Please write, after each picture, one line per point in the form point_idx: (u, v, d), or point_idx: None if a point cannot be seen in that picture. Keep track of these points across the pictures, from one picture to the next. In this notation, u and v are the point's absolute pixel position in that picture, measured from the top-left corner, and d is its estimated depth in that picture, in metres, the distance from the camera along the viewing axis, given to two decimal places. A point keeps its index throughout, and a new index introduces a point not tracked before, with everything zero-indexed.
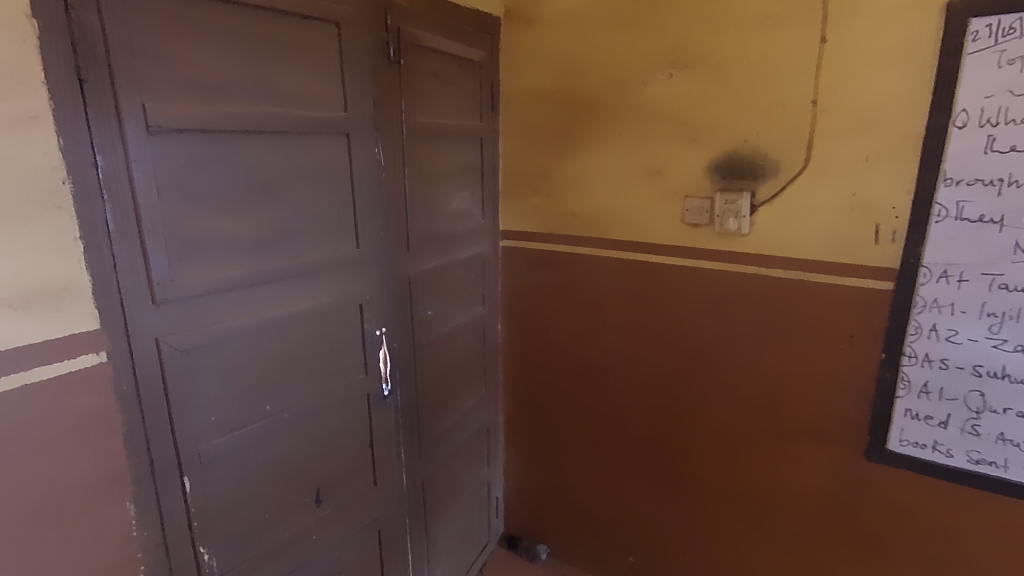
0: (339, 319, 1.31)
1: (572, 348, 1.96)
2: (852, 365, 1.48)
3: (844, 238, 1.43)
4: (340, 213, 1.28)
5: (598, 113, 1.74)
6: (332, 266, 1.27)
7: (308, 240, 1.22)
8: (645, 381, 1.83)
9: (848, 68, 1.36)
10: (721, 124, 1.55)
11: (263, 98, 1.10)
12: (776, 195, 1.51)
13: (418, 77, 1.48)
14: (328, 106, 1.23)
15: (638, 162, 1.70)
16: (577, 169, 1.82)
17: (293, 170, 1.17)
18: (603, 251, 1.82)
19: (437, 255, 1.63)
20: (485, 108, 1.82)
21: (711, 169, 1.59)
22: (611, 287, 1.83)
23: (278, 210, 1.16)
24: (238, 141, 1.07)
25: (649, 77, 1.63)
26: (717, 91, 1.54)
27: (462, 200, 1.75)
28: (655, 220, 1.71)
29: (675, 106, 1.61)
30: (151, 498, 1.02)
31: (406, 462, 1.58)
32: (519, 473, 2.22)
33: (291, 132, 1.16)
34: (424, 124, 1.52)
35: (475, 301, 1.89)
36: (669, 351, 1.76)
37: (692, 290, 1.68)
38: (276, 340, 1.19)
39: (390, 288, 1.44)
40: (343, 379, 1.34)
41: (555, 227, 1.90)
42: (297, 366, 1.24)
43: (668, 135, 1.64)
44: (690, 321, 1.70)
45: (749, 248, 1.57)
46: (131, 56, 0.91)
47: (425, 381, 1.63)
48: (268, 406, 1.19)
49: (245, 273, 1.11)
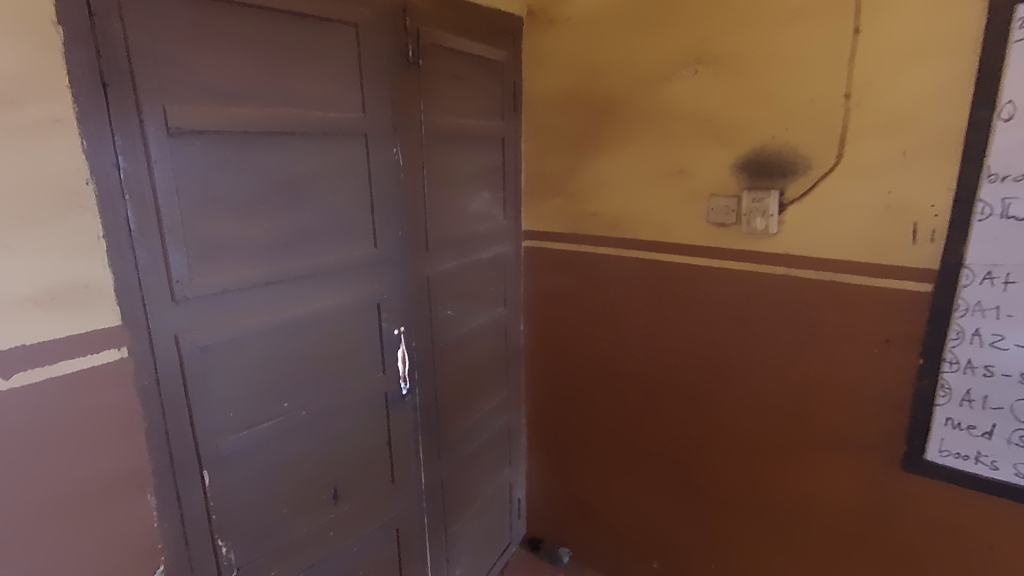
0: (357, 318, 1.32)
1: (595, 351, 1.93)
2: (888, 371, 1.41)
3: (879, 238, 1.37)
4: (358, 214, 1.29)
5: (621, 111, 1.71)
6: (350, 266, 1.28)
7: (326, 240, 1.24)
8: (669, 385, 1.78)
9: (883, 60, 1.29)
10: (748, 120, 1.50)
11: (281, 100, 1.12)
12: (807, 194, 1.45)
13: (438, 77, 1.48)
14: (346, 107, 1.24)
15: (662, 161, 1.67)
16: (600, 169, 1.79)
17: (311, 172, 1.19)
18: (626, 252, 1.78)
19: (457, 255, 1.63)
20: (507, 109, 1.81)
21: (738, 167, 1.54)
22: (634, 288, 1.79)
23: (296, 210, 1.17)
24: (257, 143, 1.09)
25: (673, 74, 1.59)
26: (744, 86, 1.49)
27: (483, 201, 1.74)
28: (679, 220, 1.66)
29: (700, 102, 1.57)
30: (171, 491, 1.05)
31: (424, 462, 1.59)
32: (542, 476, 2.20)
33: (309, 133, 1.17)
34: (444, 125, 1.52)
35: (497, 301, 1.88)
36: (694, 354, 1.71)
37: (718, 292, 1.63)
38: (294, 339, 1.20)
39: (409, 289, 1.44)
40: (361, 378, 1.35)
41: (578, 228, 1.87)
42: (315, 364, 1.25)
43: (692, 133, 1.60)
44: (716, 324, 1.65)
45: (778, 248, 1.51)
46: (153, 61, 0.94)
47: (444, 382, 1.63)
48: (286, 404, 1.21)
49: (264, 272, 1.13)
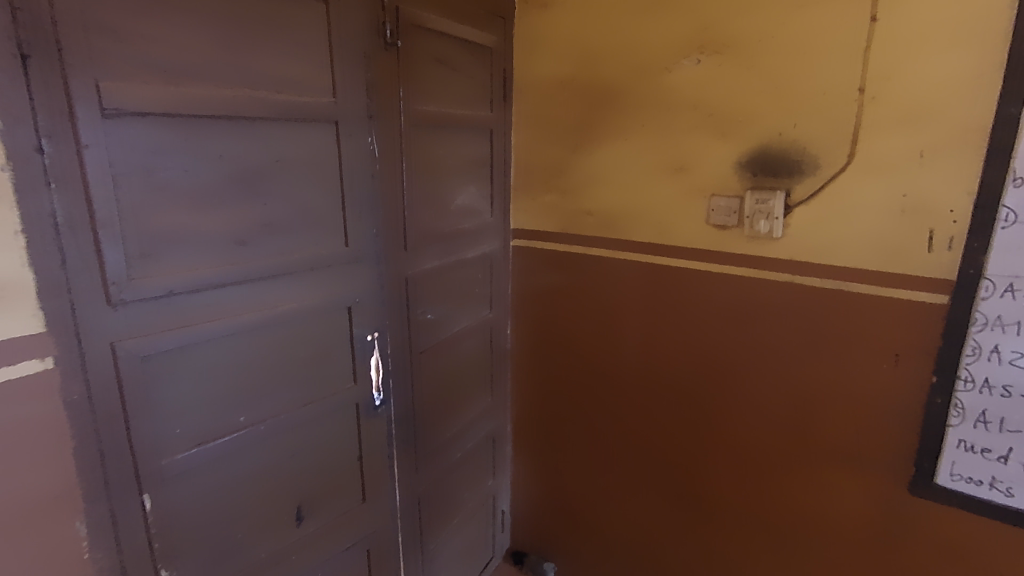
0: (326, 323, 1.21)
1: (585, 357, 1.83)
2: (898, 387, 1.32)
3: (892, 245, 1.27)
4: (328, 208, 1.18)
5: (619, 103, 1.60)
6: (319, 266, 1.17)
7: (292, 237, 1.12)
8: (664, 394, 1.69)
9: (903, 52, 1.19)
10: (754, 115, 1.40)
11: (240, 80, 1.00)
12: (814, 195, 1.35)
13: (420, 61, 1.35)
14: (315, 91, 1.11)
15: (660, 157, 1.56)
16: (594, 165, 1.69)
17: (274, 162, 1.07)
18: (621, 253, 1.68)
19: (439, 254, 1.52)
20: (496, 98, 1.70)
21: (741, 165, 1.44)
22: (629, 292, 1.69)
23: (257, 203, 1.06)
24: (210, 127, 0.97)
25: (674, 64, 1.49)
26: (751, 79, 1.39)
27: (470, 196, 1.63)
28: (677, 221, 1.56)
29: (703, 95, 1.46)
30: (106, 517, 0.93)
31: (400, 475, 1.48)
32: (527, 486, 2.10)
33: (272, 119, 1.05)
34: (427, 113, 1.40)
35: (482, 303, 1.77)
36: (691, 362, 1.62)
37: (718, 298, 1.53)
38: (253, 345, 1.09)
39: (385, 291, 1.33)
40: (330, 388, 1.24)
41: (570, 227, 1.77)
42: (277, 373, 1.14)
43: (693, 127, 1.49)
44: (715, 331, 1.56)
45: (782, 253, 1.41)
46: (83, 30, 0.81)
47: (424, 389, 1.53)
48: (242, 418, 1.09)
49: (219, 273, 1.01)
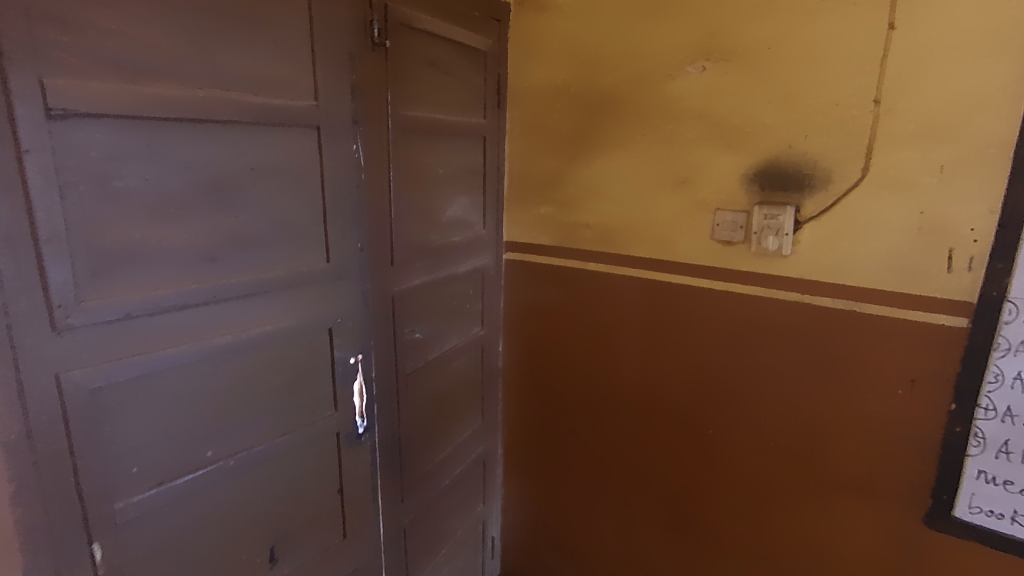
0: (305, 345, 1.11)
1: (581, 377, 1.75)
2: (913, 415, 1.25)
3: (908, 265, 1.20)
4: (308, 221, 1.07)
5: (619, 112, 1.53)
6: (297, 283, 1.07)
7: (268, 252, 1.02)
8: (663, 418, 1.60)
9: (921, 62, 1.13)
10: (762, 126, 1.33)
11: (211, 80, 0.90)
12: (827, 211, 1.27)
13: (409, 64, 1.26)
14: (295, 92, 1.01)
15: (663, 169, 1.48)
16: (593, 176, 1.61)
17: (248, 170, 0.97)
18: (620, 268, 1.60)
19: (428, 269, 1.42)
20: (490, 104, 1.61)
21: (749, 179, 1.36)
22: (628, 310, 1.61)
23: (230, 216, 0.95)
24: (174, 131, 0.86)
25: (678, 72, 1.42)
26: (760, 88, 1.32)
27: (461, 207, 1.54)
28: (680, 236, 1.49)
29: (708, 105, 1.39)
30: (47, 570, 0.82)
31: (384, 507, 1.37)
32: (519, 511, 2.00)
33: (247, 123, 0.95)
34: (417, 119, 1.31)
35: (474, 320, 1.68)
36: (692, 384, 1.53)
37: (722, 317, 1.45)
38: (222, 372, 0.98)
39: (370, 310, 1.23)
40: (309, 416, 1.14)
41: (567, 240, 1.69)
42: (250, 402, 1.04)
43: (698, 138, 1.42)
44: (718, 352, 1.48)
45: (791, 271, 1.34)
46: (25, 19, 0.71)
47: (410, 413, 1.42)
48: (209, 452, 0.99)
49: (183, 293, 0.90)
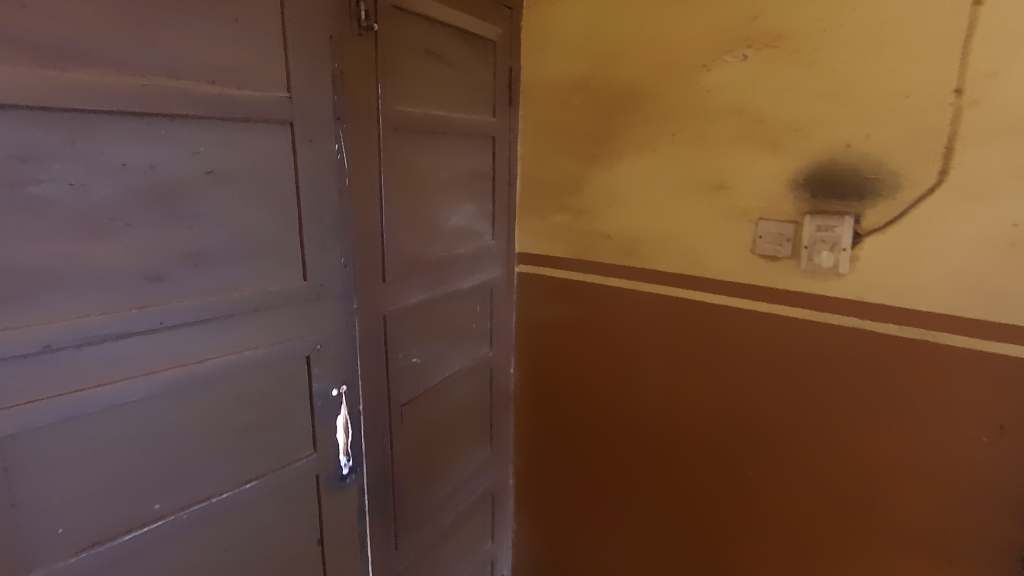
0: (276, 377, 0.95)
1: (599, 404, 1.57)
2: (1001, 468, 1.03)
3: (997, 287, 1.00)
4: (281, 233, 0.92)
5: (645, 108, 1.35)
6: (267, 306, 0.91)
7: (230, 271, 0.86)
8: (692, 453, 1.41)
9: (1018, 42, 0.93)
10: (814, 123, 1.14)
11: (155, 66, 0.75)
12: (894, 222, 1.07)
13: (404, 53, 1.10)
14: (264, 82, 0.86)
15: (696, 173, 1.30)
16: (615, 181, 1.43)
17: (205, 174, 0.81)
18: (645, 285, 1.42)
19: (426, 285, 1.26)
20: (500, 100, 1.45)
21: (797, 184, 1.17)
22: (654, 331, 1.42)
23: (181, 227, 0.80)
24: (106, 126, 0.72)
25: (714, 62, 1.24)
26: (811, 78, 1.13)
27: (466, 215, 1.38)
28: (716, 249, 1.30)
29: (749, 99, 1.20)
30: None
31: (374, 555, 1.21)
32: (531, 548, 1.82)
33: (203, 118, 0.80)
34: (413, 117, 1.15)
35: (481, 340, 1.51)
36: (724, 416, 1.35)
37: (762, 342, 1.26)
38: (173, 410, 0.83)
39: (356, 335, 1.07)
40: (282, 459, 0.98)
41: (585, 252, 1.51)
42: (209, 445, 0.88)
43: (736, 137, 1.23)
44: (757, 382, 1.29)
45: (848, 292, 1.14)
46: None
47: (406, 448, 1.26)
48: (157, 506, 0.83)
49: (120, 320, 0.75)
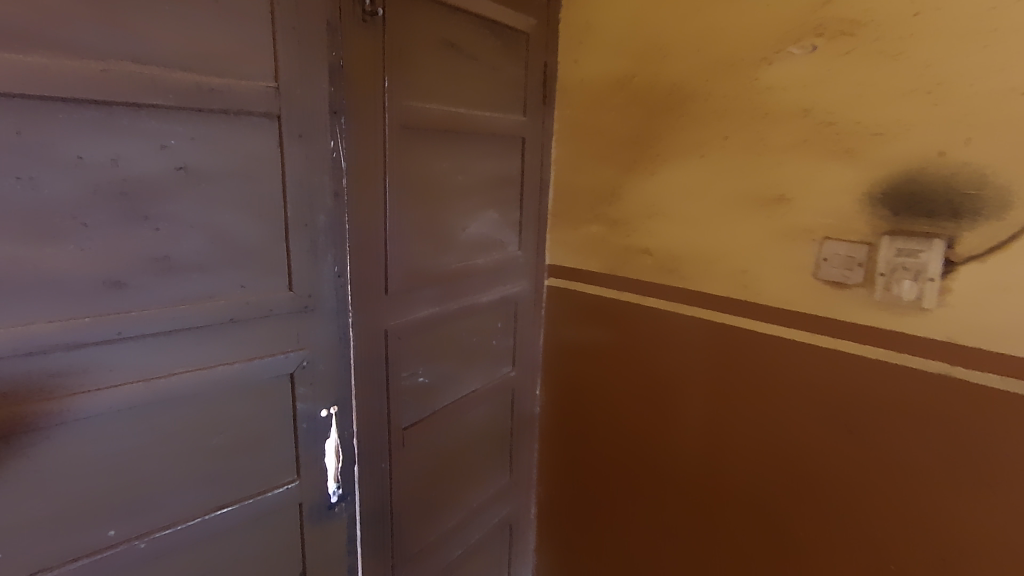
0: (254, 395, 0.86)
1: (632, 438, 1.41)
2: None
3: None
4: (265, 238, 0.83)
5: (694, 108, 1.18)
6: (244, 317, 0.83)
7: (202, 278, 0.78)
8: (734, 503, 1.23)
9: None
10: (897, 126, 0.94)
11: (117, 50, 0.67)
12: (997, 250, 0.87)
13: (418, 44, 1.01)
14: (249, 70, 0.78)
15: (749, 183, 1.13)
16: (656, 190, 1.28)
17: (175, 171, 0.74)
18: (687, 307, 1.25)
19: (438, 299, 1.15)
20: (532, 99, 1.33)
21: (873, 199, 0.98)
22: (695, 360, 1.25)
23: (146, 230, 0.72)
24: (60, 116, 0.65)
25: (775, 54, 1.06)
26: (897, 72, 0.93)
27: (488, 222, 1.26)
28: (770, 271, 1.12)
29: (817, 97, 1.02)
30: None
31: None
32: None
33: (173, 109, 0.72)
34: (426, 114, 1.05)
35: (502, 359, 1.39)
36: (774, 465, 1.16)
37: (822, 383, 1.07)
38: (133, 428, 0.76)
39: (350, 352, 0.98)
40: (259, 485, 0.89)
41: (620, 268, 1.36)
42: (174, 468, 0.80)
43: (799, 142, 1.05)
44: (814, 429, 1.09)
45: (933, 332, 0.93)
46: None
47: (408, 475, 1.16)
48: (112, 531, 0.76)
49: (71, 329, 0.68)
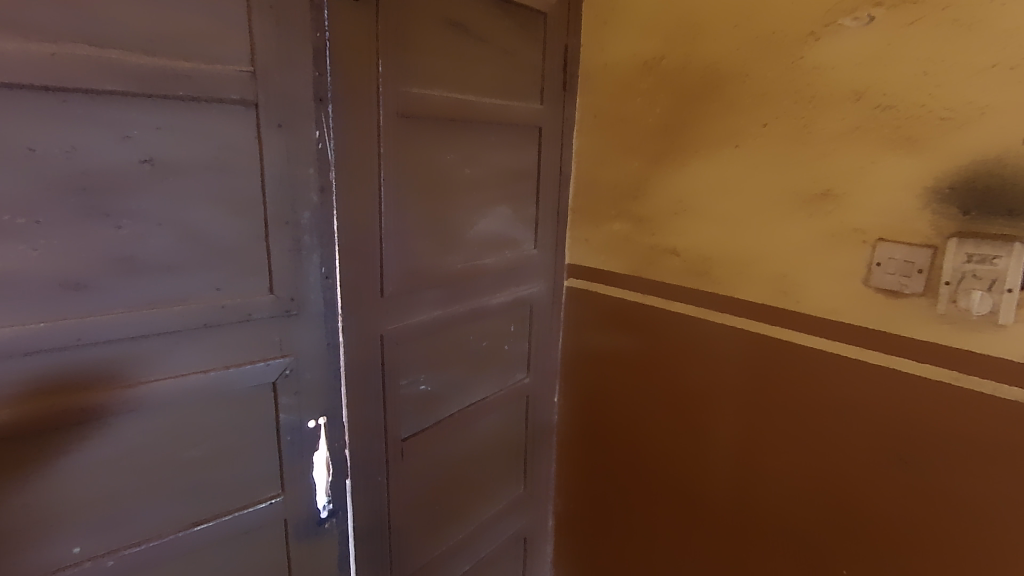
0: (232, 405, 0.80)
1: (657, 455, 1.30)
2: None
3: None
4: (242, 236, 0.77)
5: (728, 93, 1.06)
6: (220, 322, 0.76)
7: (172, 280, 0.72)
8: (767, 532, 1.11)
9: None
10: (969, 109, 0.80)
11: (72, 31, 0.61)
12: None
13: (418, 26, 0.92)
14: (222, 54, 0.71)
15: (790, 176, 1.00)
16: (685, 184, 1.16)
17: (140, 164, 0.68)
18: (718, 315, 1.13)
19: (442, 302, 1.07)
20: (551, 85, 1.23)
21: (938, 196, 0.84)
22: (726, 372, 1.13)
23: (106, 228, 0.67)
24: (7, 103, 0.59)
25: (823, 29, 0.93)
26: (971, 46, 0.79)
27: (500, 219, 1.17)
28: (812, 277, 0.99)
29: (871, 78, 0.89)
30: None
31: None
32: None
33: (137, 97, 0.66)
34: (428, 103, 0.96)
35: (515, 365, 1.30)
36: (813, 494, 1.03)
37: (872, 404, 0.94)
38: (97, 441, 0.70)
39: (340, 359, 0.91)
40: (240, 500, 0.84)
41: (645, 269, 1.25)
42: (145, 482, 0.75)
43: (850, 130, 0.92)
44: (861, 455, 0.96)
45: (1009, 352, 0.79)
46: None
47: (408, 488, 1.09)
48: (76, 549, 0.71)
49: (25, 335, 0.63)
